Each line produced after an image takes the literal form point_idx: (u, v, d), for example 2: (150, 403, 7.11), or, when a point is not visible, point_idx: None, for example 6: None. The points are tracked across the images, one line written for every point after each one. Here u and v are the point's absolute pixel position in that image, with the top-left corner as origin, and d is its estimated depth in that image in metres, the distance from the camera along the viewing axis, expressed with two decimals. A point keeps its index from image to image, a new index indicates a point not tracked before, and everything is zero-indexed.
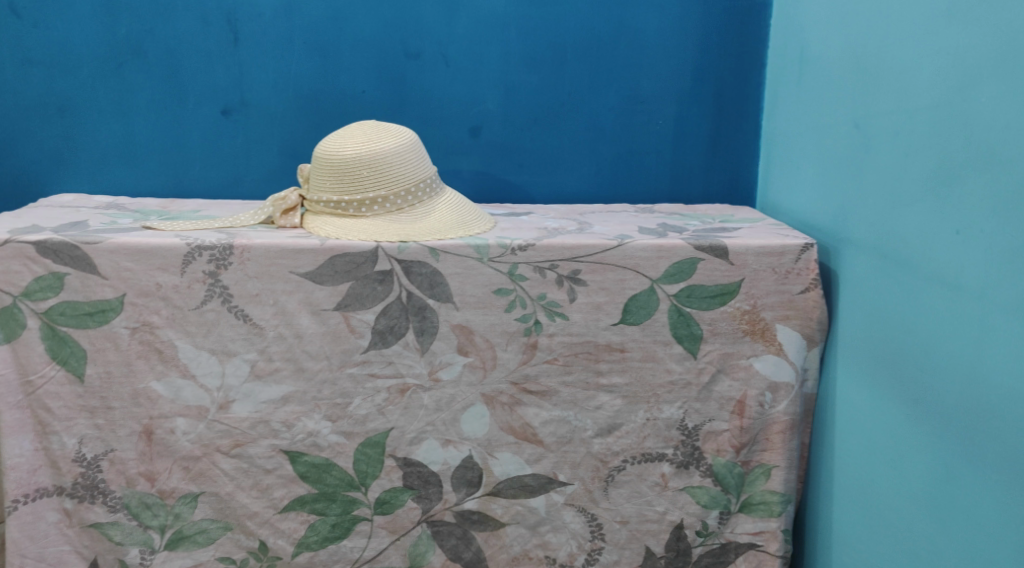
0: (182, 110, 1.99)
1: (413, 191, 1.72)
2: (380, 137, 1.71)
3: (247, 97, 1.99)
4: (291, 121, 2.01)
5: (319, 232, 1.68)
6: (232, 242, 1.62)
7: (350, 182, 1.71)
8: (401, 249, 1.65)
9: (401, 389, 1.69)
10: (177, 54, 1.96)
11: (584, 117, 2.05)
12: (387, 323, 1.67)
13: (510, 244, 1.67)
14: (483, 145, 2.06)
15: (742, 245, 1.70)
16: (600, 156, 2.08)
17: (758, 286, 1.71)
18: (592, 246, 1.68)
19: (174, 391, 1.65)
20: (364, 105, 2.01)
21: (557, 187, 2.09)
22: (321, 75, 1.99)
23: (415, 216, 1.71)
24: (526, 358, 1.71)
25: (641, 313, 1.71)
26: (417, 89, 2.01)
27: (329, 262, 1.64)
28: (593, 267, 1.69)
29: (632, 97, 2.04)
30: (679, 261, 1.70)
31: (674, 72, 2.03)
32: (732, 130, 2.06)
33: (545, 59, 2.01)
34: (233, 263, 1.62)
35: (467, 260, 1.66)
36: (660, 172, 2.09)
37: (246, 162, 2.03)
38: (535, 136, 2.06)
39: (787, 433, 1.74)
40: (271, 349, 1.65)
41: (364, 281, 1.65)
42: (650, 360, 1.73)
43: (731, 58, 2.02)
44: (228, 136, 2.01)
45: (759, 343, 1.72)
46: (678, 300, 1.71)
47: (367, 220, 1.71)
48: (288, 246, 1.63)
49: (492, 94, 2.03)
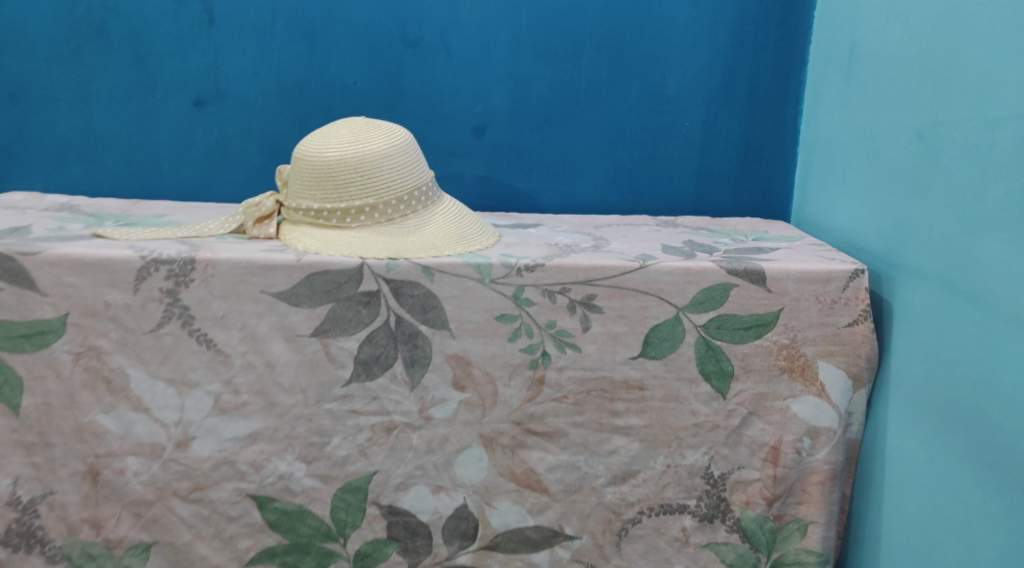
0: (149, 100, 1.76)
1: (406, 200, 1.50)
2: (370, 137, 1.49)
3: (223, 86, 1.76)
4: (272, 117, 1.79)
5: (296, 245, 1.46)
6: (194, 256, 1.39)
7: (333, 188, 1.49)
8: (390, 268, 1.43)
9: (387, 428, 1.47)
10: (143, 37, 1.73)
11: (601, 116, 1.84)
12: (372, 352, 1.45)
13: (516, 263, 1.45)
14: (488, 146, 1.84)
15: (782, 270, 1.48)
16: (618, 161, 1.86)
17: (799, 317, 1.48)
18: (610, 267, 1.46)
19: (124, 426, 1.42)
20: (356, 98, 1.79)
21: (569, 195, 1.88)
22: (307, 63, 1.76)
23: (408, 229, 1.49)
24: (532, 395, 1.48)
25: (664, 346, 1.49)
26: (415, 81, 1.79)
27: (306, 280, 1.42)
28: (610, 292, 1.46)
29: (655, 95, 1.83)
30: (708, 287, 1.48)
31: (703, 69, 1.82)
32: (766, 135, 1.85)
33: (560, 51, 1.80)
34: (195, 280, 1.40)
35: (466, 282, 1.44)
36: (685, 181, 1.88)
37: (221, 160, 1.80)
38: (547, 137, 1.84)
39: (827, 485, 1.53)
40: (237, 380, 1.43)
41: (347, 303, 1.43)
42: (673, 400, 1.51)
43: (768, 53, 1.81)
44: (201, 130, 1.78)
45: (798, 382, 1.50)
46: (707, 332, 1.49)
47: (352, 231, 1.48)
48: (260, 261, 1.41)
49: (499, 89, 1.81)
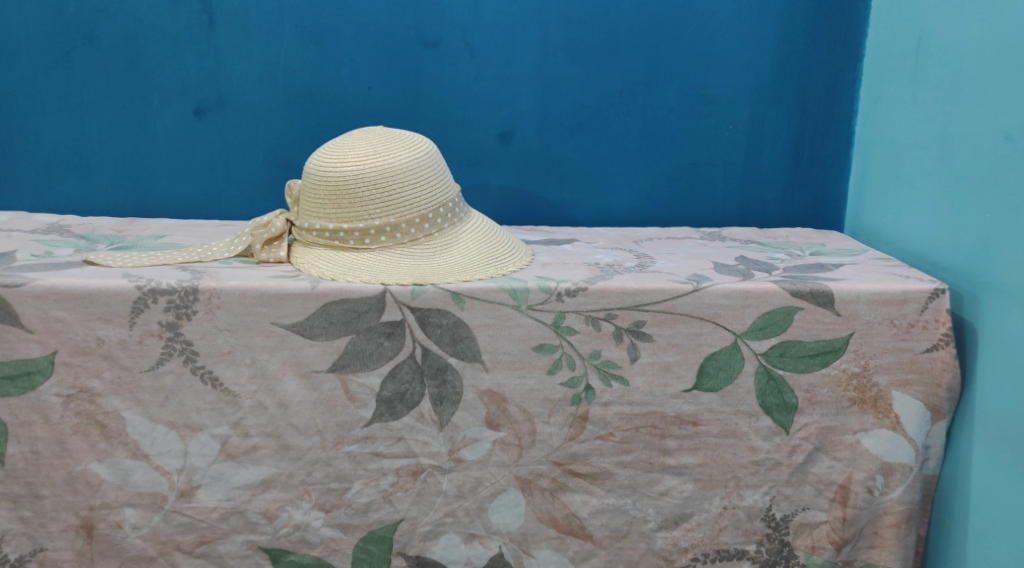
0: (144, 109, 1.61)
1: (431, 218, 1.35)
2: (390, 149, 1.34)
3: (225, 93, 1.61)
4: (279, 125, 1.64)
5: (310, 270, 1.31)
6: (196, 284, 1.24)
7: (350, 206, 1.34)
8: (415, 295, 1.28)
9: (414, 472, 1.32)
10: (137, 40, 1.58)
11: (637, 119, 1.68)
12: (396, 388, 1.30)
13: (556, 288, 1.30)
14: (515, 154, 1.69)
15: (852, 291, 1.32)
16: (656, 168, 1.71)
17: (871, 343, 1.33)
18: (661, 290, 1.31)
19: (121, 475, 1.27)
20: (371, 104, 1.64)
21: (603, 206, 1.73)
22: (317, 66, 1.61)
23: (433, 250, 1.34)
24: (574, 433, 1.34)
25: (721, 377, 1.34)
26: (435, 84, 1.64)
27: (322, 310, 1.27)
28: (661, 318, 1.31)
29: (697, 96, 1.67)
30: (770, 311, 1.32)
31: (749, 67, 1.66)
32: (818, 138, 1.70)
33: (593, 49, 1.64)
34: (198, 312, 1.25)
35: (501, 309, 1.29)
36: (729, 188, 1.72)
37: (225, 173, 1.65)
38: (579, 143, 1.69)
39: (902, 528, 1.37)
40: (247, 422, 1.28)
41: (367, 334, 1.28)
42: (730, 436, 1.36)
43: (821, 48, 1.66)
44: (202, 141, 1.63)
45: (870, 415, 1.35)
46: (768, 360, 1.33)
47: (372, 254, 1.34)
48: (270, 289, 1.26)
49: (526, 92, 1.66)
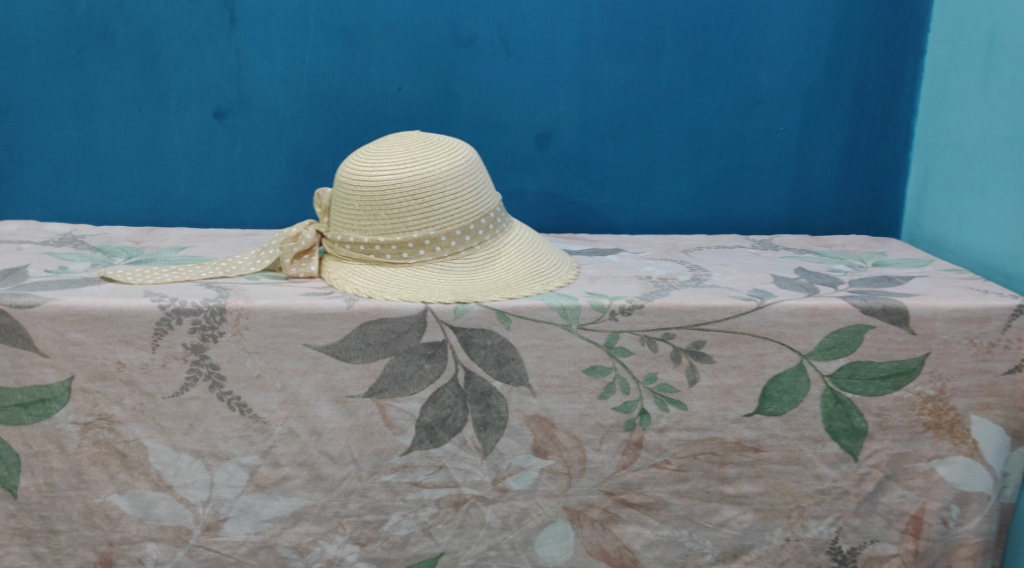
0: (161, 112, 1.52)
1: (473, 230, 1.26)
2: (429, 156, 1.25)
3: (247, 94, 1.52)
4: (304, 128, 1.54)
5: (344, 287, 1.22)
6: (223, 303, 1.15)
7: (386, 218, 1.24)
8: (458, 314, 1.19)
9: (455, 502, 1.23)
10: (154, 38, 1.49)
11: (683, 121, 1.59)
12: (437, 414, 1.21)
13: (609, 305, 1.20)
14: (553, 158, 1.59)
15: (928, 308, 1.23)
16: (702, 172, 1.61)
17: (948, 364, 1.24)
18: (723, 308, 1.21)
19: (143, 508, 1.18)
20: (401, 105, 1.55)
21: (646, 212, 1.63)
22: (345, 66, 1.52)
23: (475, 264, 1.25)
24: (627, 461, 1.24)
25: (785, 401, 1.24)
26: (470, 84, 1.55)
27: (358, 331, 1.18)
28: (721, 337, 1.22)
29: (746, 96, 1.58)
30: (839, 329, 1.23)
31: (802, 65, 1.56)
32: (875, 140, 1.60)
33: (637, 47, 1.55)
34: (226, 333, 1.15)
35: (550, 328, 1.20)
36: (778, 193, 1.63)
37: (246, 179, 1.56)
38: (621, 147, 1.60)
39: (977, 560, 1.28)
40: (277, 450, 1.19)
41: (406, 356, 1.19)
42: (794, 463, 1.26)
43: (879, 44, 1.56)
44: (222, 145, 1.54)
45: (946, 441, 1.26)
46: (836, 383, 1.24)
47: (410, 269, 1.24)
48: (303, 308, 1.16)
49: (566, 92, 1.56)
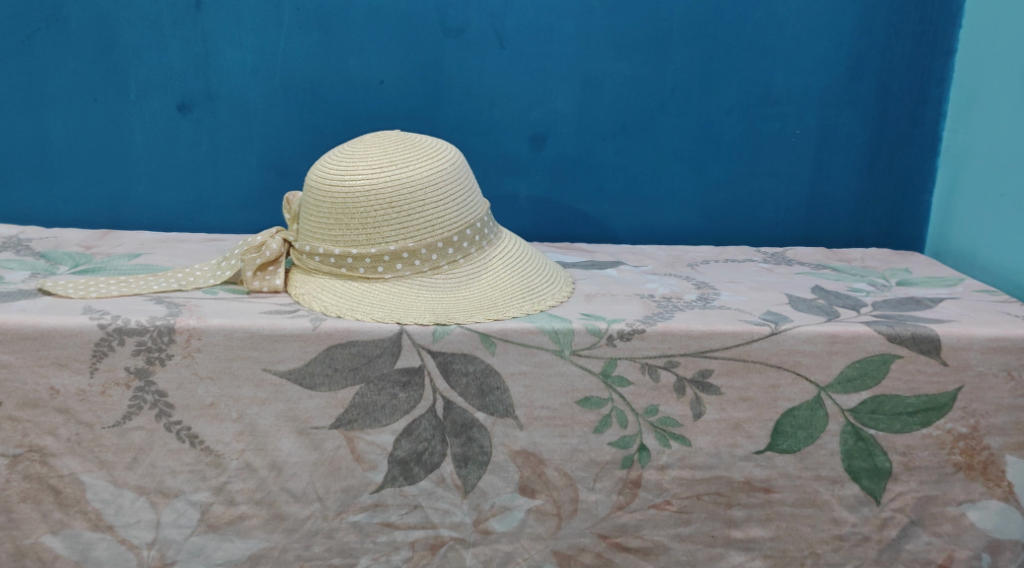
0: (119, 103, 1.39)
1: (456, 242, 1.13)
2: (408, 159, 1.12)
3: (214, 86, 1.39)
4: (277, 124, 1.42)
5: (311, 305, 1.09)
6: (172, 323, 1.02)
7: (359, 227, 1.11)
8: (437, 337, 1.06)
9: (432, 545, 1.10)
10: (111, 23, 1.36)
11: (691, 122, 1.46)
12: (412, 448, 1.08)
13: (606, 329, 1.08)
14: (548, 160, 1.47)
15: (962, 336, 1.10)
16: (710, 178, 1.49)
17: (983, 400, 1.11)
18: (732, 334, 1.09)
19: (80, 550, 1.05)
20: (383, 99, 1.42)
21: (648, 220, 1.50)
22: (322, 57, 1.39)
23: (457, 280, 1.12)
24: (624, 502, 1.12)
25: (800, 437, 1.11)
26: (458, 78, 1.42)
27: (324, 356, 1.05)
28: (731, 366, 1.09)
29: (759, 96, 1.45)
30: (862, 359, 1.10)
31: (821, 63, 1.44)
32: (899, 145, 1.47)
33: (642, 41, 1.42)
34: (174, 356, 1.02)
35: (540, 354, 1.07)
36: (792, 201, 1.50)
37: (212, 179, 1.43)
38: (623, 149, 1.47)
39: None
40: (233, 487, 1.06)
41: (379, 384, 1.06)
42: (809, 506, 1.12)
43: (906, 41, 1.43)
44: (187, 142, 1.41)
45: (978, 483, 1.12)
46: (858, 417, 1.11)
47: (386, 285, 1.11)
48: (263, 329, 1.04)
49: (564, 89, 1.43)
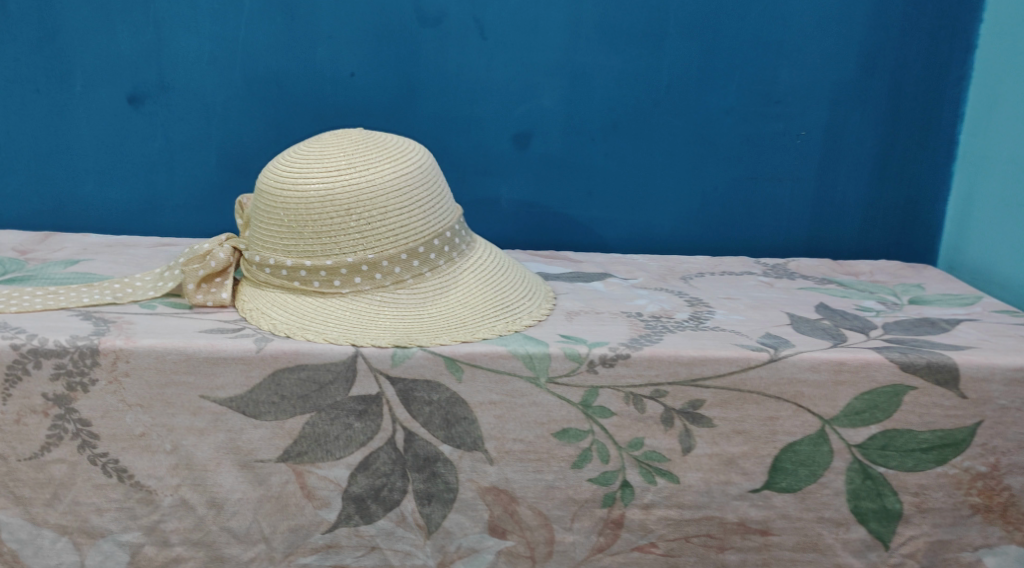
0: (64, 94, 1.27)
1: (422, 253, 1.01)
2: (369, 161, 1.00)
3: (167, 77, 1.27)
4: (237, 118, 1.29)
5: (260, 323, 0.98)
6: (96, 343, 0.92)
7: (313, 236, 0.99)
8: (397, 361, 0.95)
9: None
10: (54, 7, 1.24)
11: (687, 121, 1.34)
12: (370, 484, 0.97)
13: (587, 354, 0.96)
14: (532, 161, 1.35)
15: (984, 366, 0.97)
16: (707, 183, 1.37)
17: (1006, 436, 0.98)
18: (726, 361, 0.96)
19: None
20: (353, 94, 1.30)
21: (639, 227, 1.39)
22: (286, 47, 1.27)
23: (423, 295, 1.01)
24: (605, 544, 1.00)
25: (800, 475, 0.99)
26: (433, 72, 1.30)
27: (270, 382, 0.94)
28: (724, 396, 0.97)
29: (762, 94, 1.33)
30: (871, 391, 0.97)
31: (829, 59, 1.32)
32: (911, 149, 1.36)
33: (634, 34, 1.30)
34: (98, 381, 0.92)
35: (513, 382, 0.96)
36: (795, 209, 1.39)
37: (167, 177, 1.31)
38: (613, 150, 1.35)
39: None
40: (166, 526, 0.95)
41: (331, 413, 0.95)
42: (810, 551, 1.01)
43: (922, 37, 1.31)
44: (138, 137, 1.29)
45: (997, 527, 1.00)
46: (867, 454, 0.98)
47: (343, 300, 1.00)
48: (199, 351, 0.92)
49: (550, 84, 1.32)
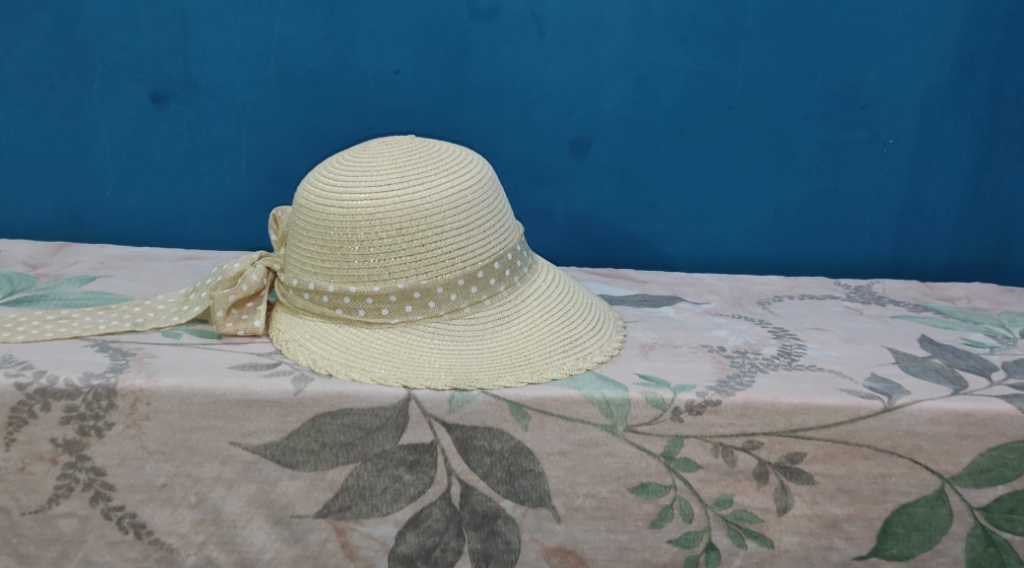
0: (80, 92, 1.15)
1: (482, 279, 0.88)
2: (424, 174, 0.88)
3: (194, 73, 1.14)
4: (269, 120, 1.17)
5: (298, 358, 0.86)
6: (114, 382, 0.80)
7: (359, 259, 0.87)
8: (455, 406, 0.83)
9: None
10: None
11: (764, 128, 1.21)
12: (420, 544, 0.84)
13: (672, 401, 0.84)
14: (591, 170, 1.22)
15: None
16: (784, 195, 1.24)
17: None
18: (832, 409, 0.84)
19: None
20: (398, 94, 1.17)
21: (706, 243, 1.26)
22: (325, 41, 1.14)
23: (482, 327, 0.88)
24: None
25: (913, 540, 0.86)
26: (485, 71, 1.17)
27: (310, 428, 0.82)
28: (828, 450, 0.84)
29: (849, 98, 1.20)
30: (999, 446, 0.85)
31: (925, 60, 1.18)
32: (1011, 162, 1.23)
33: (709, 31, 1.17)
34: (116, 425, 0.81)
35: (586, 430, 0.84)
36: (880, 226, 1.26)
37: (191, 183, 1.19)
38: (680, 158, 1.22)
39: None
40: None
41: (378, 464, 0.83)
42: None
43: None
44: (161, 140, 1.17)
45: None
46: (991, 518, 0.85)
47: (392, 332, 0.87)
48: (230, 394, 0.81)
49: (614, 85, 1.19)
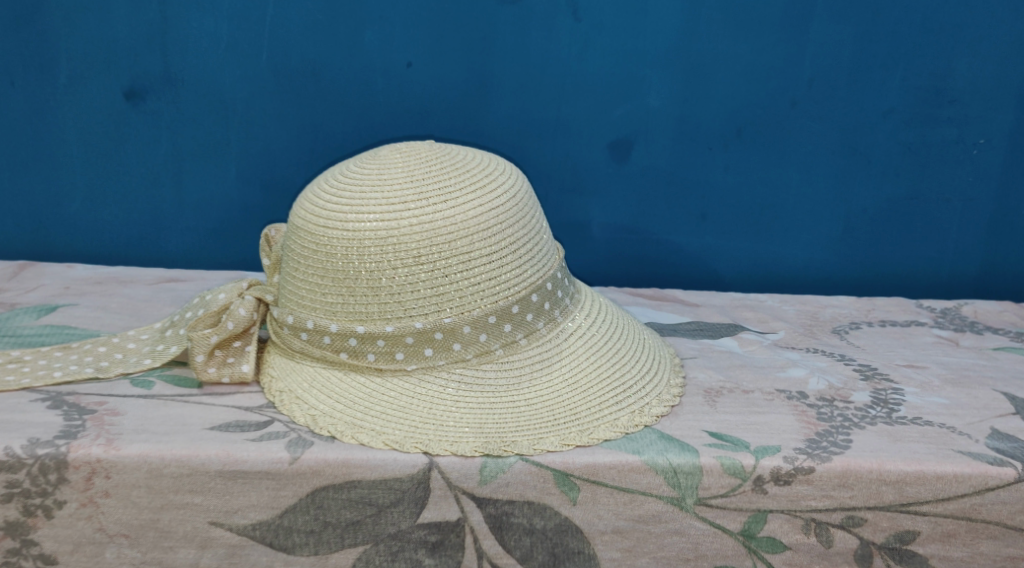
0: (43, 90, 0.99)
1: (516, 315, 0.72)
2: (445, 189, 0.72)
3: (174, 66, 0.98)
4: (261, 122, 1.01)
5: (294, 414, 0.70)
6: (67, 451, 0.65)
7: (367, 292, 0.71)
8: (486, 476, 0.67)
9: None
10: None
11: (837, 126, 1.03)
12: None
13: (755, 467, 0.68)
14: (633, 175, 1.05)
15: None
16: (858, 204, 1.07)
17: None
18: (954, 479, 0.68)
19: None
20: (411, 91, 1.01)
21: (767, 258, 1.09)
22: (325, 30, 0.98)
23: (518, 375, 0.72)
24: None
25: None
26: (511, 63, 1.00)
27: (309, 503, 0.67)
28: (948, 528, 0.69)
29: (937, 92, 1.02)
30: None
31: None
32: None
33: (772, 13, 0.99)
34: (69, 503, 0.66)
35: (648, 505, 0.68)
36: (967, 238, 1.08)
37: (173, 193, 1.03)
38: (738, 162, 1.04)
39: None
40: None
41: (392, 546, 0.68)
42: None
43: None
44: (138, 144, 1.01)
45: None
46: None
47: (408, 381, 0.71)
48: (210, 464, 0.66)
49: (661, 78, 1.01)
